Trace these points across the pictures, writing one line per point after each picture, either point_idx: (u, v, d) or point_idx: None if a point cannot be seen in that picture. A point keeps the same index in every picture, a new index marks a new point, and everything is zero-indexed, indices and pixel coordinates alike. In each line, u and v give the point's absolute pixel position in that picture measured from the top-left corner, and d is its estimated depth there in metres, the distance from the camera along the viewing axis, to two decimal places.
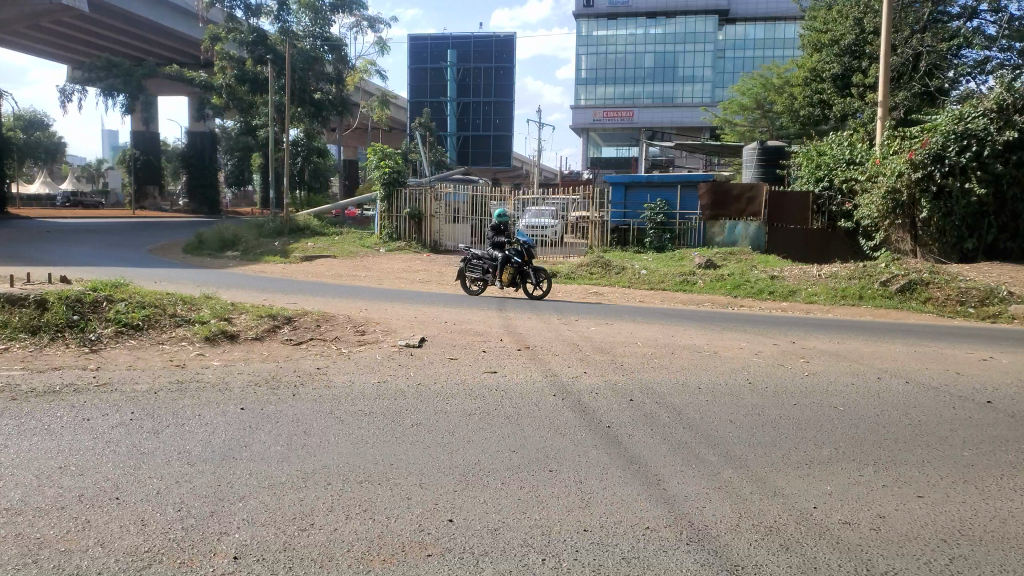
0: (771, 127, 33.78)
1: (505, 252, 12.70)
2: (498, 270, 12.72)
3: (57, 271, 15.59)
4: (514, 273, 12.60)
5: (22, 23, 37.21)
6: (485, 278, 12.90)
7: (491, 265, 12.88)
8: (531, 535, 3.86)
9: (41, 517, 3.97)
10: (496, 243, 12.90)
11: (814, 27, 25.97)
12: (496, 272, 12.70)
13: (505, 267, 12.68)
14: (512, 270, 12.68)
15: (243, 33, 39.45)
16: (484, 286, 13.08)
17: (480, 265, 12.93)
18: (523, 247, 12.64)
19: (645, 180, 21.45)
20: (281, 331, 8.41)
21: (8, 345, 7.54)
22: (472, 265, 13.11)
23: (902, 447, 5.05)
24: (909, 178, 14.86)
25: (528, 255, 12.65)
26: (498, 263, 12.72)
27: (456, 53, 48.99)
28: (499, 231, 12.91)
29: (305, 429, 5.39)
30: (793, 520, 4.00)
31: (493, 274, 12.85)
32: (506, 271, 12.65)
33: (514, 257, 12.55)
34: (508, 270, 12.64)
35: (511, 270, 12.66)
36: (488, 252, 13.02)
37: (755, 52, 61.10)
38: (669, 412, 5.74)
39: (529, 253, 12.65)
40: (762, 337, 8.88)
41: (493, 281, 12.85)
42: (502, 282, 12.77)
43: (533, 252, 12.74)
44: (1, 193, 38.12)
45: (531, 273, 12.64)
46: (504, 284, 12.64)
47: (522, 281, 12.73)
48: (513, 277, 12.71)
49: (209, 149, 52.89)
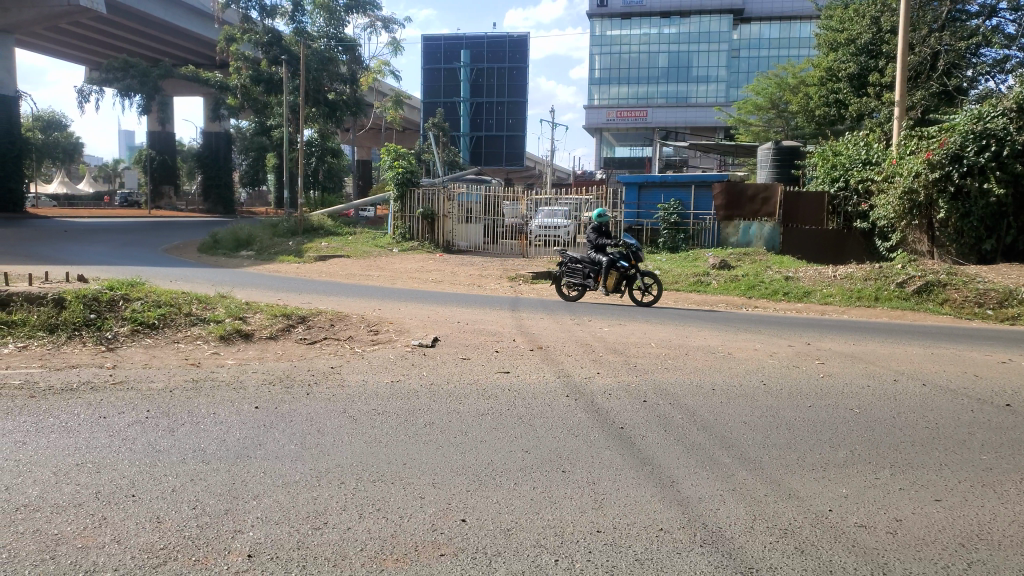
0: (786, 127, 33.59)
1: (609, 256, 12.08)
2: (603, 275, 12.10)
3: (74, 270, 15.72)
4: (620, 278, 12.00)
5: (40, 25, 37.58)
6: (585, 284, 12.27)
7: (592, 269, 12.26)
8: (545, 535, 3.86)
9: (58, 514, 4.01)
10: (597, 246, 12.28)
11: (830, 26, 25.79)
12: (599, 277, 12.08)
13: (610, 271, 12.06)
14: (617, 274, 12.06)
15: (258, 34, 39.68)
16: (582, 292, 12.45)
17: (580, 269, 12.30)
18: (630, 251, 12.04)
19: (660, 181, 21.18)
20: (295, 330, 8.44)
21: (26, 343, 7.62)
22: (570, 270, 12.48)
23: (919, 449, 5.01)
24: (926, 178, 14.72)
25: (635, 258, 12.05)
26: (602, 268, 12.09)
27: (470, 53, 49.10)
28: (600, 233, 12.28)
29: (319, 428, 5.41)
30: (809, 522, 3.97)
31: (594, 279, 12.21)
32: (611, 276, 12.04)
33: (621, 261, 11.93)
34: (613, 275, 12.02)
35: (616, 275, 12.05)
36: (588, 255, 12.37)
37: (770, 52, 60.76)
38: (683, 413, 5.71)
39: (636, 256, 12.05)
40: (777, 339, 8.81)
41: (595, 286, 12.22)
42: (606, 287, 12.15)
43: (639, 255, 12.14)
44: (19, 193, 38.53)
45: (637, 277, 12.04)
46: (609, 290, 12.03)
47: (627, 285, 12.12)
48: (617, 282, 12.10)
49: (225, 149, 53.24)
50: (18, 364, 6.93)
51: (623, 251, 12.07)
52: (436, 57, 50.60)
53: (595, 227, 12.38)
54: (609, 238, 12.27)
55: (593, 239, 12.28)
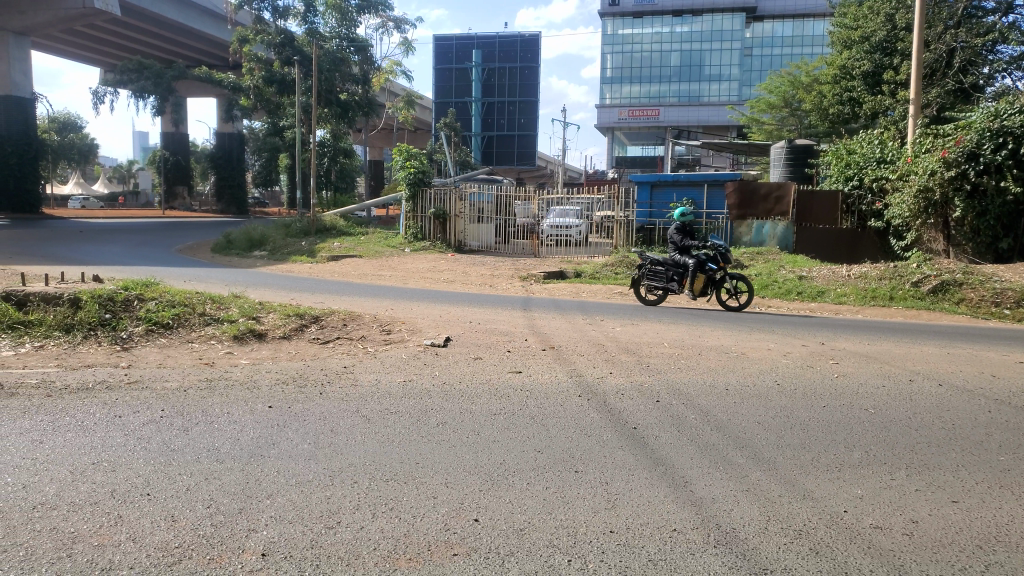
0: (799, 126, 33.38)
1: (696, 257, 11.77)
2: (689, 278, 11.78)
3: (89, 270, 15.84)
4: (708, 281, 11.71)
5: (55, 27, 37.92)
6: (670, 287, 11.97)
7: (676, 272, 11.96)
8: (558, 535, 3.85)
9: (75, 512, 4.04)
10: (682, 248, 11.98)
11: (844, 24, 25.61)
12: (687, 280, 11.77)
13: (697, 274, 11.76)
14: (704, 277, 11.77)
15: (271, 35, 39.90)
16: (666, 296, 12.11)
17: (665, 272, 11.97)
18: (718, 252, 11.74)
19: (673, 180, 21.48)
20: (308, 330, 8.47)
21: (43, 343, 7.69)
22: (653, 273, 12.17)
23: (936, 450, 4.96)
24: (942, 176, 14.60)
25: (724, 260, 11.74)
26: (688, 271, 11.79)
27: (482, 53, 49.03)
28: (686, 235, 11.97)
29: (332, 427, 5.43)
30: (824, 524, 3.94)
31: (680, 283, 11.91)
32: (698, 278, 11.74)
33: (709, 263, 11.64)
34: (702, 278, 11.72)
35: (704, 277, 11.76)
36: (671, 257, 12.06)
37: (783, 50, 60.38)
38: (696, 414, 5.69)
39: (724, 258, 11.74)
40: (791, 339, 8.75)
41: (680, 289, 11.92)
42: (692, 290, 11.85)
43: (726, 257, 11.83)
44: (35, 194, 38.90)
45: (725, 280, 11.75)
46: (697, 293, 11.73)
47: (714, 289, 11.81)
48: (705, 285, 11.80)
49: (238, 150, 53.50)
50: (35, 363, 7.00)
51: (711, 252, 11.77)
52: (448, 57, 50.65)
53: (679, 228, 12.09)
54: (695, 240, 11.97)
55: (678, 240, 11.97)
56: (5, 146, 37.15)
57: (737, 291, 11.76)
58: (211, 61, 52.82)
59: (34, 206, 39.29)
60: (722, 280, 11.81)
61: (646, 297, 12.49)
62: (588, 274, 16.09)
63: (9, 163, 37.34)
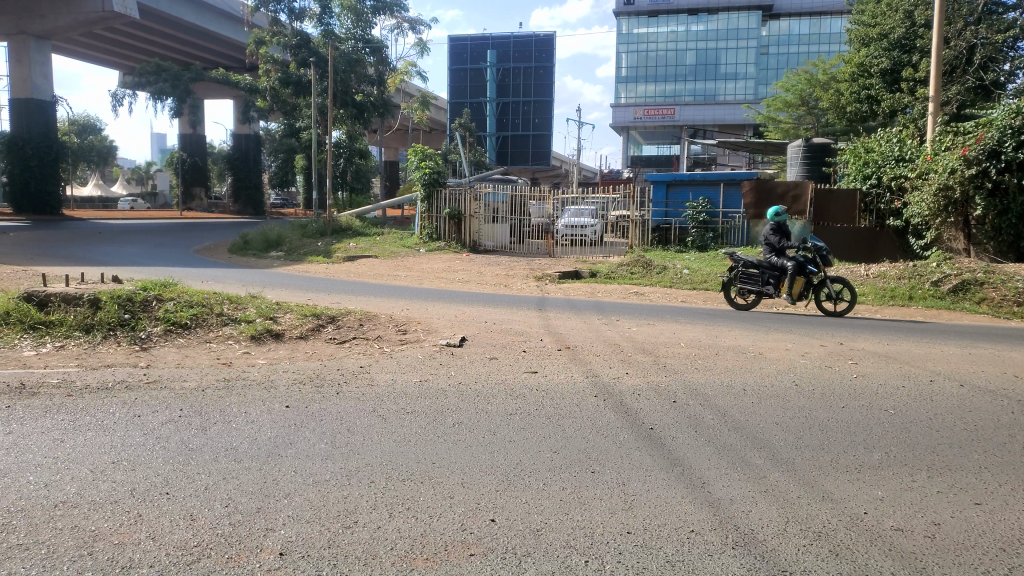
0: (816, 124, 33.12)
1: (794, 260, 11.26)
2: (786, 280, 11.29)
3: (108, 271, 16.00)
4: (807, 284, 11.21)
5: (75, 31, 38.32)
6: (765, 290, 11.50)
7: (772, 275, 11.47)
8: (575, 536, 3.85)
9: (95, 510, 4.08)
10: (778, 250, 11.51)
11: (862, 21, 25.32)
12: (784, 283, 11.29)
13: (795, 277, 11.29)
14: (803, 279, 11.29)
15: (287, 37, 40.27)
16: (760, 299, 11.64)
17: (761, 274, 11.50)
18: (818, 254, 11.21)
19: (688, 179, 20.98)
20: (324, 330, 8.51)
21: (63, 343, 7.78)
22: (747, 276, 11.74)
23: (958, 452, 4.90)
24: (961, 175, 14.53)
25: (824, 262, 11.22)
26: (786, 274, 11.29)
27: (496, 53, 48.88)
28: (783, 236, 11.49)
29: (348, 427, 5.44)
30: (844, 526, 3.90)
31: (776, 286, 11.45)
32: (797, 282, 11.23)
33: (808, 265, 11.12)
34: (800, 281, 11.23)
35: (802, 280, 11.28)
36: (767, 259, 11.58)
37: (801, 48, 59.84)
38: (713, 414, 5.66)
39: (824, 259, 11.23)
40: (809, 338, 8.68)
41: (777, 293, 11.42)
42: (789, 294, 11.38)
43: (826, 259, 11.29)
44: (56, 197, 39.36)
45: (826, 284, 11.22)
46: (795, 296, 11.25)
47: (813, 293, 11.31)
48: (803, 289, 11.32)
49: (254, 151, 53.86)
50: (55, 363, 7.07)
51: (809, 254, 11.28)
52: (463, 57, 50.73)
53: (776, 228, 11.58)
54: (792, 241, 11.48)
55: (774, 242, 11.50)
56: (26, 149, 37.64)
57: (839, 295, 11.20)
58: (228, 63, 53.20)
59: (55, 208, 39.75)
60: (821, 283, 11.30)
61: (739, 301, 12.07)
62: (604, 274, 16.04)
63: (30, 165, 37.84)
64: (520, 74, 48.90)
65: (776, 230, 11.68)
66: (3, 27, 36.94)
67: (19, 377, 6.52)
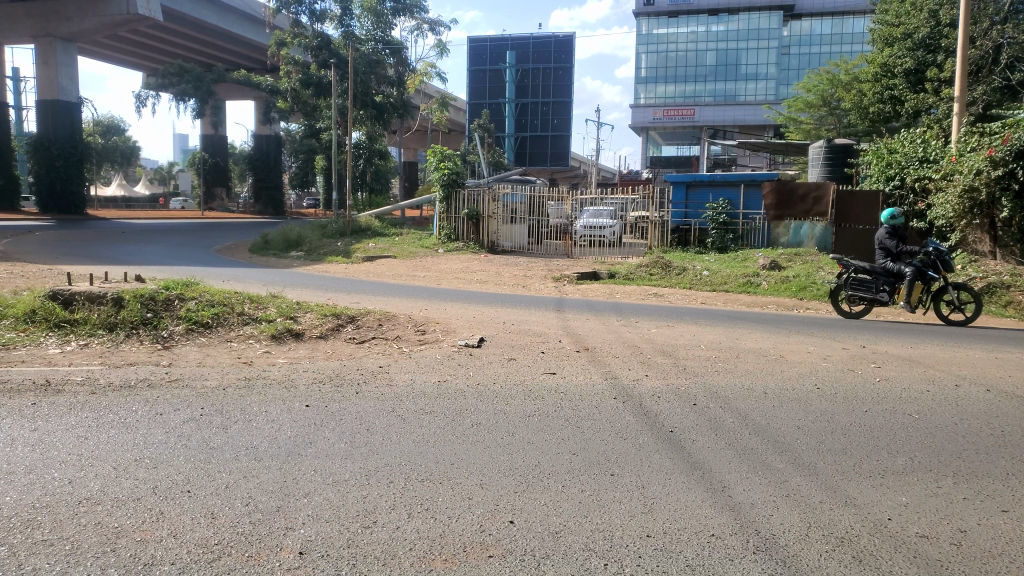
0: (839, 125, 32.78)
1: (912, 265, 10.76)
2: (904, 286, 10.78)
3: (132, 270, 16.19)
4: (926, 291, 10.71)
5: (100, 33, 38.78)
6: (879, 298, 10.99)
7: (886, 281, 10.96)
8: (594, 539, 3.82)
9: (118, 507, 4.12)
10: (894, 254, 11.01)
11: (886, 20, 25.03)
12: (902, 289, 10.77)
13: (913, 282, 10.77)
14: (922, 285, 10.76)
15: (308, 39, 40.39)
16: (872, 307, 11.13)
17: (875, 280, 11.00)
18: (938, 258, 10.69)
19: (708, 180, 21.13)
20: (344, 330, 8.55)
21: (87, 341, 7.88)
22: (857, 283, 11.25)
23: (985, 458, 4.83)
24: (988, 176, 14.21)
25: (945, 268, 10.70)
26: (904, 280, 10.78)
27: (516, 53, 49.12)
28: (900, 239, 10.98)
29: (367, 427, 5.46)
30: (867, 531, 3.86)
31: (890, 293, 10.93)
32: (915, 287, 10.72)
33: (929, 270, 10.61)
34: (919, 287, 10.71)
35: (921, 286, 10.75)
36: (880, 264, 11.08)
37: (822, 48, 59.58)
38: (734, 417, 5.62)
39: (945, 264, 10.70)
40: (831, 342, 8.59)
41: (893, 300, 10.91)
42: (906, 301, 10.85)
43: (946, 264, 10.77)
44: (80, 196, 39.93)
45: (947, 291, 10.71)
46: (915, 304, 10.73)
47: (932, 299, 10.78)
48: (921, 295, 10.80)
49: (275, 152, 54.29)
50: (79, 360, 7.17)
51: (929, 258, 10.75)
52: (482, 58, 50.80)
53: (891, 231, 11.07)
54: (909, 245, 10.98)
55: (891, 245, 11.00)
56: (52, 149, 38.39)
57: (960, 303, 10.68)
58: (250, 64, 53.65)
59: (79, 208, 40.33)
60: (940, 290, 10.79)
61: (844, 310, 11.55)
62: (623, 274, 15.99)
63: (56, 165, 38.60)
64: (539, 75, 49.14)
65: (890, 233, 11.16)
66: (30, 29, 37.50)
67: (44, 374, 6.60)
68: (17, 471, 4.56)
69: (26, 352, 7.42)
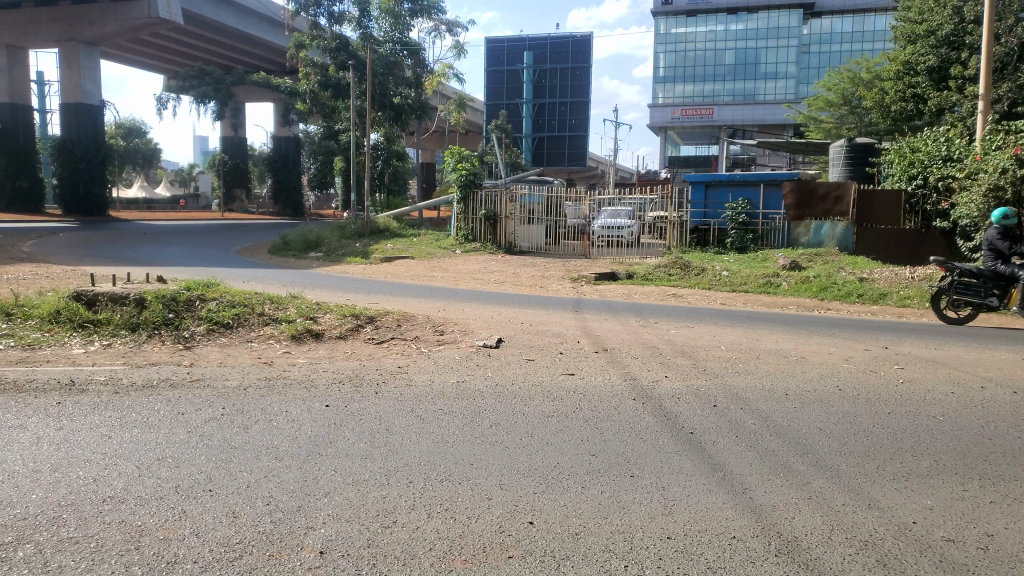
0: (859, 124, 32.44)
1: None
2: (1016, 291, 10.34)
3: (153, 271, 16.36)
4: None
5: (122, 37, 39.24)
6: (988, 303, 10.50)
7: (996, 285, 10.50)
8: (614, 541, 3.80)
9: (141, 506, 4.17)
10: (1006, 256, 10.55)
11: (908, 18, 24.78)
12: (1015, 294, 10.33)
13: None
14: None
15: (326, 41, 40.55)
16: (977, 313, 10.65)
17: (985, 283, 10.50)
18: None
19: (728, 179, 20.76)
20: (364, 330, 8.60)
21: (110, 341, 7.97)
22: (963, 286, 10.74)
23: (1011, 462, 4.75)
24: (1013, 174, 14.03)
25: None
26: (1018, 285, 10.32)
27: (533, 54, 48.78)
28: (1013, 241, 10.54)
29: (386, 426, 5.48)
30: (891, 535, 3.81)
31: (1000, 298, 10.48)
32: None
33: None
34: None
35: None
36: (987, 266, 10.63)
37: (843, 46, 58.84)
38: (755, 418, 5.58)
39: None
40: (852, 342, 8.52)
41: (1003, 305, 10.44)
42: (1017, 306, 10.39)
43: None
44: (102, 198, 40.37)
45: None
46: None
47: None
48: None
49: (294, 153, 54.66)
50: (103, 360, 7.26)
51: None
52: (499, 59, 50.91)
53: (1003, 233, 10.62)
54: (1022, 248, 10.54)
55: (1004, 247, 10.54)
56: (75, 151, 38.75)
57: None
58: (269, 67, 54.04)
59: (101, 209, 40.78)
60: None
61: (946, 316, 11.01)
62: (641, 274, 15.93)
63: (79, 167, 38.99)
64: (557, 75, 48.73)
65: (1002, 235, 10.69)
66: (54, 33, 38.02)
67: (68, 373, 6.69)
68: (42, 469, 4.62)
69: (50, 352, 7.51)
